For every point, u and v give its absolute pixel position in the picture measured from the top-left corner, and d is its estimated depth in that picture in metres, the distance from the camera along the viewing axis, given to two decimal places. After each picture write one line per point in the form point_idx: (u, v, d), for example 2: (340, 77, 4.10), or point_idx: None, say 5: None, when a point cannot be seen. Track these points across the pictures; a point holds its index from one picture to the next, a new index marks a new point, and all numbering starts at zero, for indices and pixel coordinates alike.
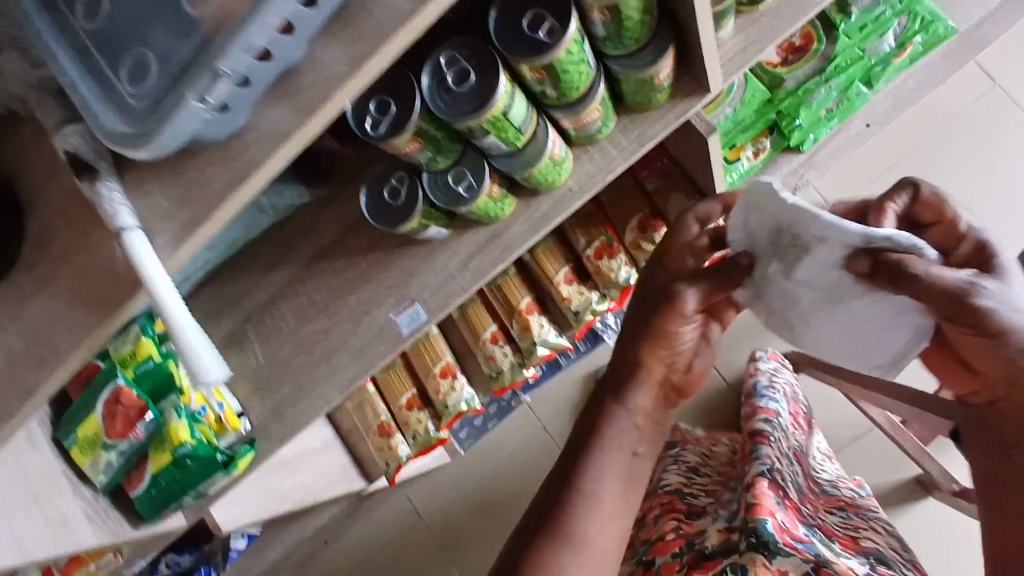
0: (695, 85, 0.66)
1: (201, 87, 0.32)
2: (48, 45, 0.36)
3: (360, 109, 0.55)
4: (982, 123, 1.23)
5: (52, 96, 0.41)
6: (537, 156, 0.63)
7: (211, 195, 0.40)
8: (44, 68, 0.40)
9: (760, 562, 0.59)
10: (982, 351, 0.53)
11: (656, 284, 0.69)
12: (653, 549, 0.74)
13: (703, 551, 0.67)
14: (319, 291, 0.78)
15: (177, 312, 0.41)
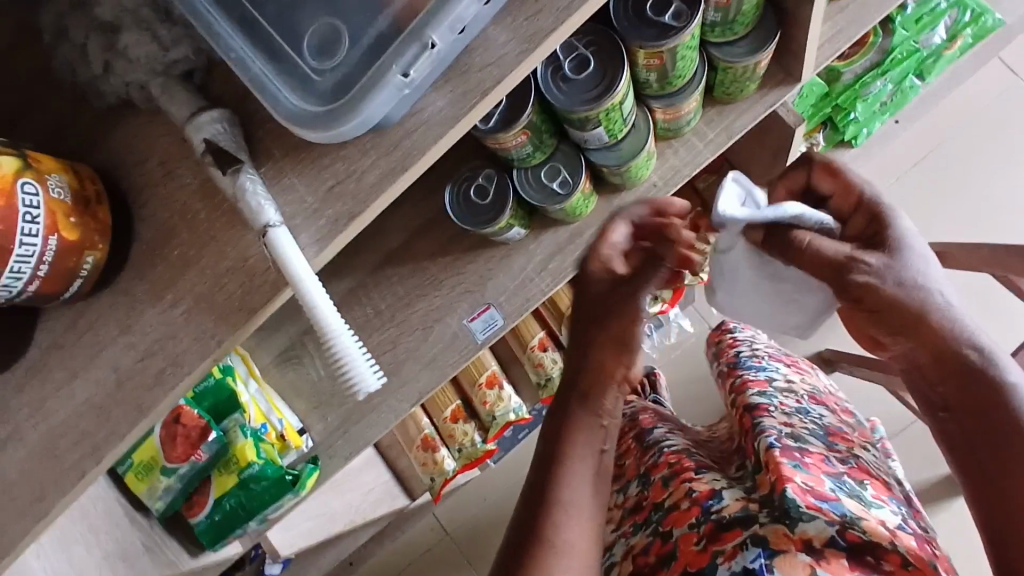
0: (784, 74, 0.65)
1: (408, 59, 0.33)
2: (210, 18, 0.34)
3: None
4: (1005, 115, 1.24)
5: (179, 83, 0.39)
6: (637, 149, 0.61)
7: (365, 186, 0.37)
8: (178, 50, 0.38)
9: (782, 533, 0.49)
10: (888, 325, 0.51)
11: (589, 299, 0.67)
12: (667, 519, 0.58)
13: (720, 519, 0.53)
14: (385, 300, 0.73)
15: (328, 316, 0.38)
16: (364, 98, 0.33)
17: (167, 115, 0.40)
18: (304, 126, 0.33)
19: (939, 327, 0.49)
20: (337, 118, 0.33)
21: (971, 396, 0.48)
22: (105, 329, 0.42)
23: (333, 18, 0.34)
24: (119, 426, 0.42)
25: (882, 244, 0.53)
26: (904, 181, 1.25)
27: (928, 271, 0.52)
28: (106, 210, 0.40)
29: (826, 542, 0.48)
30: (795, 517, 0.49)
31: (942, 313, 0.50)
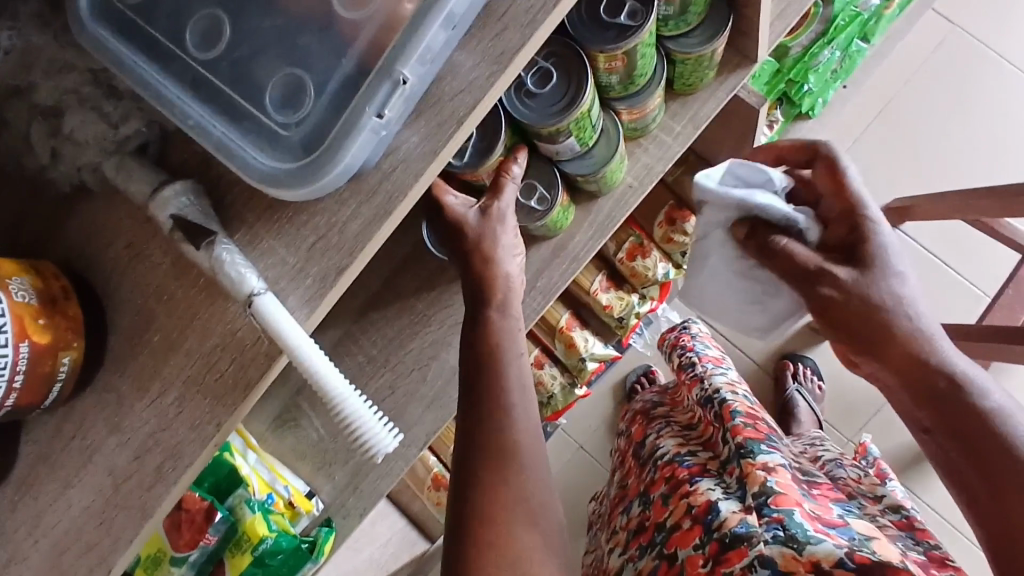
0: (739, 58, 0.65)
1: (381, 99, 0.31)
2: (164, 89, 0.33)
3: None
4: (946, 65, 1.27)
5: (133, 158, 0.37)
6: (611, 152, 0.60)
7: (349, 237, 0.35)
8: (129, 124, 0.36)
9: (789, 555, 0.46)
10: (864, 335, 0.53)
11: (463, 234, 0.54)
12: (670, 539, 0.57)
13: (723, 537, 0.51)
14: (375, 345, 0.71)
15: (332, 378, 0.38)
16: (338, 148, 0.32)
17: (127, 195, 0.38)
18: (281, 186, 0.32)
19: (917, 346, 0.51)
20: (313, 171, 0.32)
21: (951, 417, 0.49)
22: (93, 431, 0.39)
23: (293, 69, 0.33)
24: (124, 531, 0.39)
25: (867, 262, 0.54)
26: (861, 143, 1.27)
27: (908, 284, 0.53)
28: (76, 304, 0.37)
29: (835, 564, 0.45)
30: (801, 540, 0.47)
31: (912, 334, 0.52)
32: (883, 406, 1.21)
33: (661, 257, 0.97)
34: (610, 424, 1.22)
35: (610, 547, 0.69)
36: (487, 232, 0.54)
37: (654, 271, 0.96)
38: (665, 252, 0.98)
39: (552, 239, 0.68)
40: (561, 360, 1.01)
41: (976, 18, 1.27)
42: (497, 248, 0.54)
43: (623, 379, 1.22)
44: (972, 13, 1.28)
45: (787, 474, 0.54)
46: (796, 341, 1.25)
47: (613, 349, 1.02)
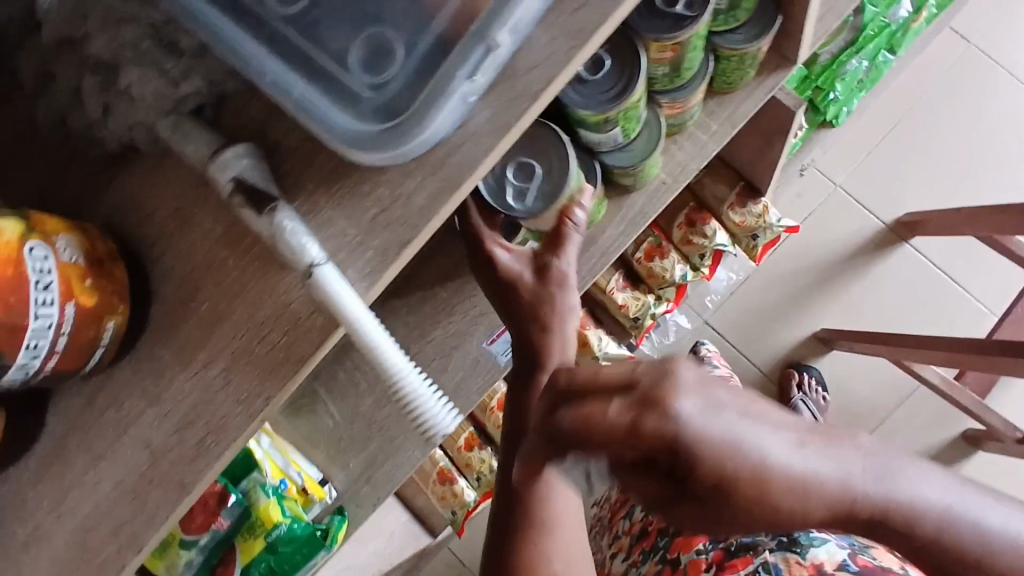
0: (780, 58, 0.64)
1: (474, 63, 0.32)
2: (244, 45, 0.32)
3: (500, 182, 0.54)
4: (963, 82, 1.28)
5: (190, 119, 0.36)
6: (652, 145, 0.59)
7: (414, 211, 0.34)
8: (190, 82, 0.35)
9: (794, 561, 0.58)
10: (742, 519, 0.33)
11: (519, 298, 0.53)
12: (673, 544, 0.66)
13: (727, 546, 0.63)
14: (397, 333, 0.70)
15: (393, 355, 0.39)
16: (425, 114, 0.32)
17: (181, 157, 0.37)
18: (365, 149, 0.32)
19: (815, 508, 0.29)
20: (399, 135, 0.32)
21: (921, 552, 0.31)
22: (130, 402, 0.38)
23: (376, 30, 0.33)
24: (160, 508, 0.38)
25: (727, 517, 0.28)
26: (875, 156, 1.28)
27: (827, 466, 0.29)
28: (122, 268, 0.36)
29: (837, 566, 0.56)
30: (804, 543, 0.58)
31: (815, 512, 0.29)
32: (886, 418, 1.21)
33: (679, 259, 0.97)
34: None
35: (613, 552, 0.74)
36: (544, 295, 0.53)
37: (672, 273, 0.96)
38: (683, 254, 0.97)
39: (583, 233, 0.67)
40: None
41: (995, 38, 1.28)
42: (555, 314, 0.53)
43: None
44: (991, 31, 1.28)
45: None
46: (802, 350, 1.25)
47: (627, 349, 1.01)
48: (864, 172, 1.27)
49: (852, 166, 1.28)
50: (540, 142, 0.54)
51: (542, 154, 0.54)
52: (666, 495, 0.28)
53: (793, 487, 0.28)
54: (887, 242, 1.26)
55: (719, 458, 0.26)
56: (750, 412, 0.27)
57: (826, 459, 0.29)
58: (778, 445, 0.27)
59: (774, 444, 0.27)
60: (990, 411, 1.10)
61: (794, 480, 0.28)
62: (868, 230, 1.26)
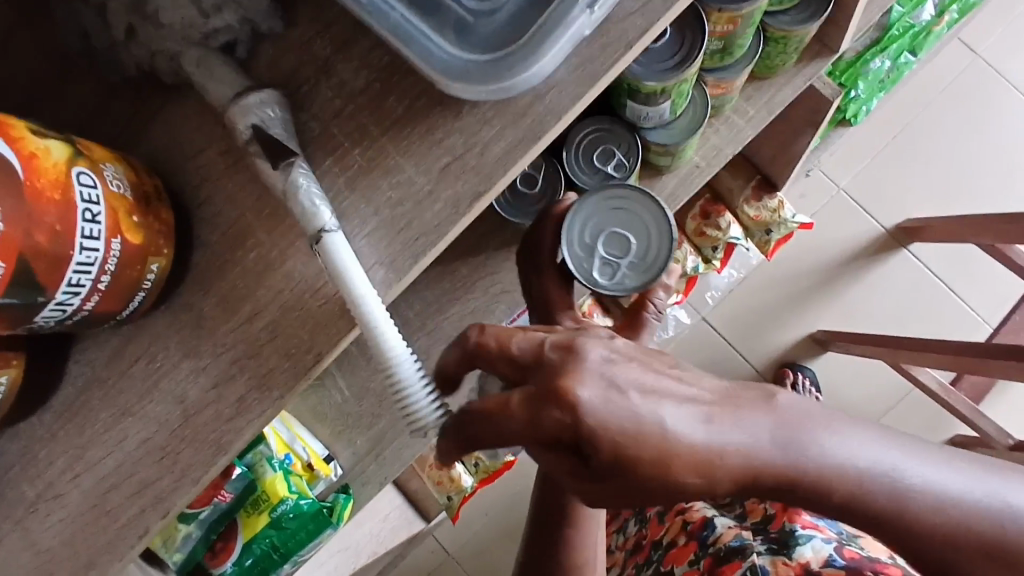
0: (822, 46, 0.63)
1: None
2: None
3: (591, 251, 0.52)
4: (969, 92, 1.29)
5: (215, 56, 0.33)
6: (695, 125, 0.58)
7: (488, 161, 0.32)
8: (220, 17, 0.33)
9: (779, 561, 0.59)
10: None
11: None
12: (667, 556, 0.70)
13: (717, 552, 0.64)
14: (412, 308, 0.68)
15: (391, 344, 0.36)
16: (537, 45, 0.30)
17: (204, 96, 0.34)
18: (471, 81, 0.30)
19: (717, 474, 0.32)
20: (509, 66, 0.30)
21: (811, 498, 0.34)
22: (162, 354, 0.35)
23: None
24: (191, 469, 0.35)
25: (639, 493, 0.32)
26: (879, 160, 1.28)
27: (713, 434, 0.31)
28: (168, 208, 0.33)
29: (823, 562, 0.58)
30: (791, 545, 0.60)
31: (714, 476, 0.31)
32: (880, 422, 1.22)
33: (691, 250, 0.96)
34: None
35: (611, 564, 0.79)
36: None
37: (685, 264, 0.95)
38: (695, 246, 0.97)
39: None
40: None
41: (1004, 50, 1.29)
42: None
43: None
44: (1000, 44, 1.30)
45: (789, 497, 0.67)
46: (798, 350, 1.26)
47: None
48: (867, 176, 1.28)
49: (857, 170, 1.28)
50: (636, 217, 0.53)
51: (638, 230, 0.53)
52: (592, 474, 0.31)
53: (697, 456, 0.31)
54: (887, 247, 1.26)
55: (630, 438, 0.30)
56: (656, 395, 0.31)
57: (717, 430, 0.31)
58: (679, 420, 0.31)
59: (672, 422, 0.31)
60: (985, 418, 1.11)
61: (699, 449, 0.31)
62: (869, 234, 1.27)
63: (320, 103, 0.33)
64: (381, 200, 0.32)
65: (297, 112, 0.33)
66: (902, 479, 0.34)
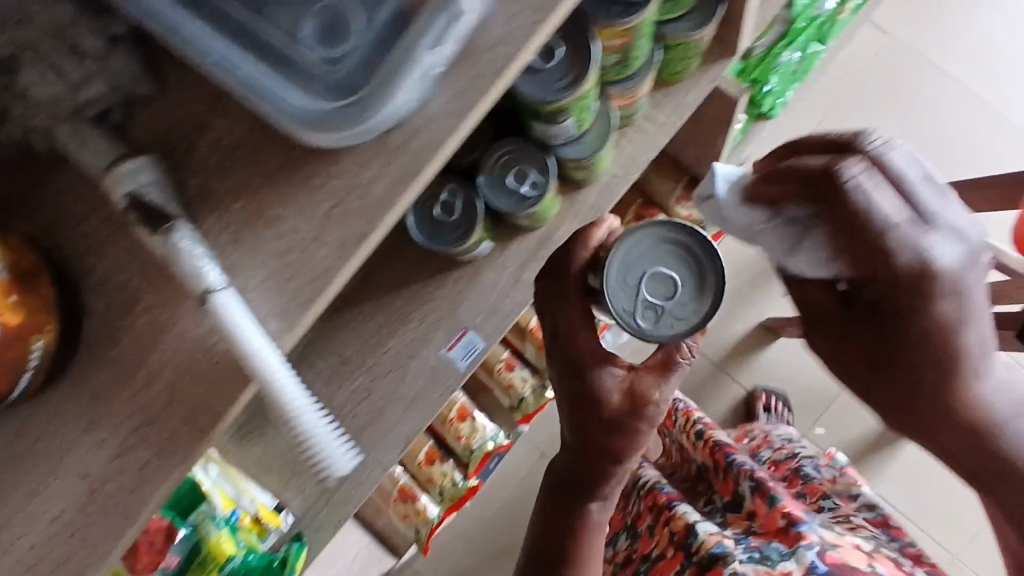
0: (723, 49, 0.65)
1: (438, 31, 0.29)
2: (183, 23, 0.29)
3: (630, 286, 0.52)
4: (886, 73, 1.33)
5: (89, 126, 0.33)
6: (603, 137, 0.58)
7: (370, 201, 0.32)
8: (90, 85, 0.32)
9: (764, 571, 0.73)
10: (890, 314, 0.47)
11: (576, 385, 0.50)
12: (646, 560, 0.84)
13: None
14: (350, 346, 0.67)
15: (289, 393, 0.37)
16: (388, 86, 0.30)
17: (81, 167, 0.33)
18: (320, 129, 0.30)
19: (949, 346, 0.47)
20: (362, 110, 0.30)
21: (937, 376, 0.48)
22: (58, 433, 0.34)
23: (326, 2, 0.30)
24: (97, 550, 0.33)
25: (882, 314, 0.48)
26: None
27: (978, 322, 0.47)
28: (49, 284, 0.32)
29: None
30: (774, 559, 0.74)
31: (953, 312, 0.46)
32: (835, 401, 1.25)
33: None
34: None
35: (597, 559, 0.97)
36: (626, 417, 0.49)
37: None
38: None
39: (536, 231, 0.67)
40: (531, 363, 0.99)
41: (914, 30, 1.34)
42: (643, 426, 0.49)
43: None
44: (910, 23, 1.34)
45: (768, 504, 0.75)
46: (751, 341, 1.27)
47: None
48: None
49: None
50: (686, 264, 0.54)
51: (683, 276, 0.54)
52: (885, 275, 0.45)
53: (927, 293, 0.45)
54: None
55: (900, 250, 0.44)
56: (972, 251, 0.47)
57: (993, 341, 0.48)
58: (951, 249, 0.45)
59: (944, 246, 0.45)
60: None
61: (951, 286, 0.45)
62: None
63: (197, 160, 0.33)
64: (268, 251, 0.32)
65: (175, 172, 0.33)
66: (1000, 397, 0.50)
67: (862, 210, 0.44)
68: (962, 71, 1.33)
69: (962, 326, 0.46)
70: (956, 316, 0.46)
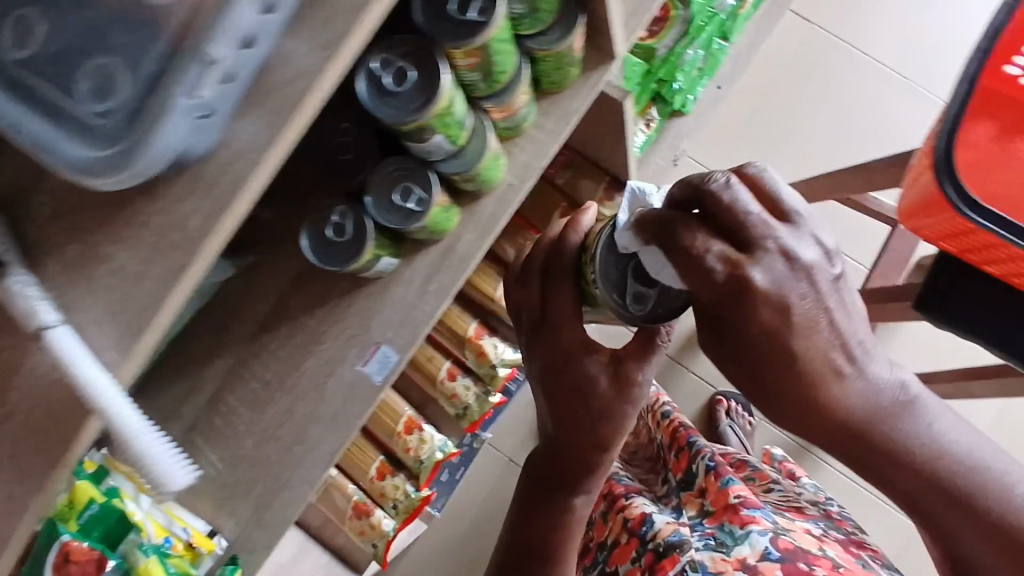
0: (602, 55, 0.68)
1: (191, 81, 0.31)
2: None
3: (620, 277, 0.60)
4: (811, 60, 1.36)
5: None
6: (481, 150, 0.60)
7: (189, 233, 0.34)
8: None
9: (718, 558, 0.75)
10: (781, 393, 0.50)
11: (566, 373, 0.62)
12: (611, 557, 0.90)
13: (657, 552, 0.81)
14: (269, 370, 0.70)
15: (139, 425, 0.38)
16: (151, 131, 0.31)
17: None
18: (99, 176, 0.32)
19: (850, 416, 0.51)
20: (133, 154, 0.32)
21: (866, 449, 0.52)
22: None
23: (102, 59, 0.32)
24: None
25: (768, 355, 0.49)
26: (742, 139, 1.35)
27: (842, 309, 0.50)
28: None
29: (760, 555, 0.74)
30: (729, 544, 0.77)
31: (840, 391, 0.50)
32: None
33: None
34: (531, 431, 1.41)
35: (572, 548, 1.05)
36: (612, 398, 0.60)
37: None
38: None
39: (438, 243, 0.69)
40: (473, 371, 1.01)
41: (834, 15, 1.36)
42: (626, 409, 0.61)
43: None
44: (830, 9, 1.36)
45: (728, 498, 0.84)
46: None
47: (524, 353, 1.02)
48: (734, 155, 1.34)
49: (724, 151, 1.34)
50: None
51: None
52: (708, 289, 0.47)
53: (787, 319, 0.48)
54: None
55: (758, 276, 0.46)
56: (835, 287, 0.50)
57: (873, 339, 0.52)
58: (808, 254, 0.48)
59: (767, 265, 0.47)
60: None
61: (805, 327, 0.48)
62: None
63: (33, 209, 0.35)
64: (99, 288, 0.35)
65: (13, 222, 0.35)
66: (950, 448, 0.53)
67: (690, 241, 0.46)
68: (881, 52, 1.36)
69: (834, 349, 0.50)
70: (824, 342, 0.49)
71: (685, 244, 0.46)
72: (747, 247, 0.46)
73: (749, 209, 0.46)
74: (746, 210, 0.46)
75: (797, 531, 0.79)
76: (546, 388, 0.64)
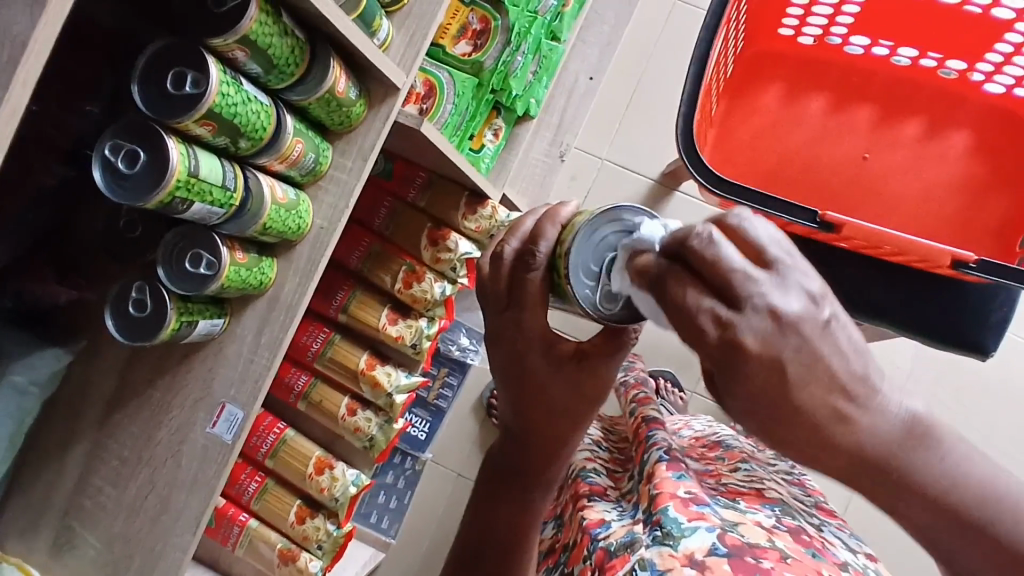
0: (384, 88, 0.70)
1: None
2: None
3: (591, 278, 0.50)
4: (681, 36, 1.36)
5: None
6: (260, 206, 0.63)
7: None
8: None
9: (667, 554, 0.64)
10: (777, 428, 0.35)
11: (524, 365, 0.55)
12: (569, 558, 0.78)
13: (608, 547, 0.71)
14: (125, 446, 0.73)
15: None
16: None
17: None
18: None
19: (857, 448, 0.36)
20: None
21: (877, 488, 0.37)
22: None
23: None
24: None
25: (768, 405, 0.35)
26: (626, 123, 1.37)
27: (838, 355, 0.35)
28: None
29: (707, 550, 0.64)
30: (677, 536, 0.66)
31: (845, 420, 0.35)
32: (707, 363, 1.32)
33: (435, 277, 1.01)
34: (473, 442, 1.41)
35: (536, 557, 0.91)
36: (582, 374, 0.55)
37: (432, 292, 1.00)
38: (439, 272, 1.02)
39: (263, 295, 0.71)
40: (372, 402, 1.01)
41: None
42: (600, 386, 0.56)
43: (477, 399, 1.42)
44: None
45: (664, 474, 0.76)
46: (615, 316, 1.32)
47: (419, 376, 1.05)
48: (621, 141, 1.36)
49: (610, 140, 1.36)
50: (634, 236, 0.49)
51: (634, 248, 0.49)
52: (698, 350, 0.35)
53: (777, 374, 0.34)
54: (661, 196, 1.34)
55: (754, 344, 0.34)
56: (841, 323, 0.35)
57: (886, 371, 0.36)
58: (795, 306, 0.34)
59: (757, 324, 0.34)
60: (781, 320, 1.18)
61: (808, 368, 0.34)
62: (640, 191, 1.34)
63: None
64: None
65: None
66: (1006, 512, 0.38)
67: (673, 300, 0.36)
68: None
69: (841, 400, 0.35)
70: (823, 386, 0.35)
71: (673, 301, 0.36)
72: (735, 307, 0.34)
73: (735, 261, 0.34)
74: (724, 262, 0.34)
75: (769, 528, 0.72)
76: (504, 380, 0.58)
